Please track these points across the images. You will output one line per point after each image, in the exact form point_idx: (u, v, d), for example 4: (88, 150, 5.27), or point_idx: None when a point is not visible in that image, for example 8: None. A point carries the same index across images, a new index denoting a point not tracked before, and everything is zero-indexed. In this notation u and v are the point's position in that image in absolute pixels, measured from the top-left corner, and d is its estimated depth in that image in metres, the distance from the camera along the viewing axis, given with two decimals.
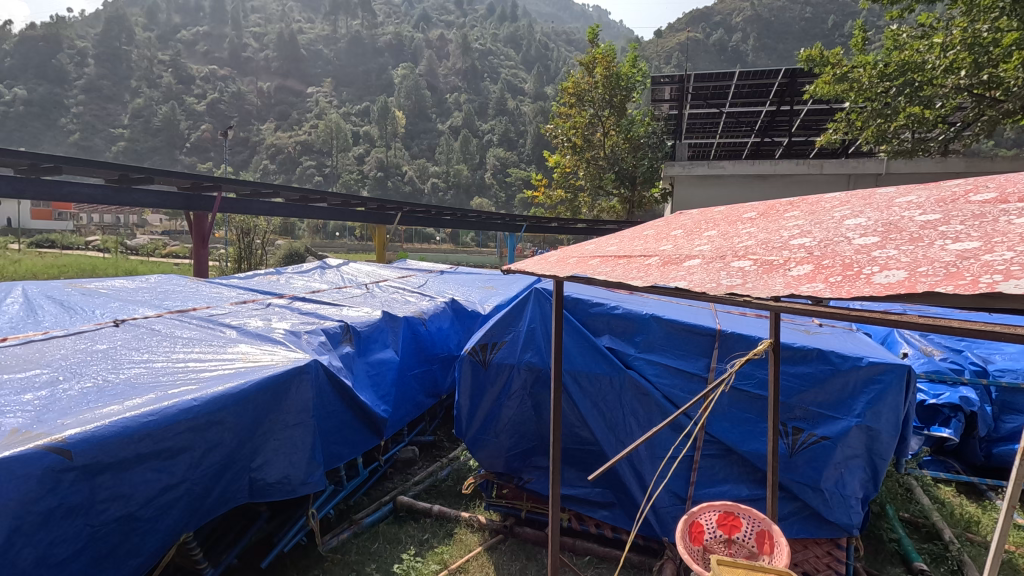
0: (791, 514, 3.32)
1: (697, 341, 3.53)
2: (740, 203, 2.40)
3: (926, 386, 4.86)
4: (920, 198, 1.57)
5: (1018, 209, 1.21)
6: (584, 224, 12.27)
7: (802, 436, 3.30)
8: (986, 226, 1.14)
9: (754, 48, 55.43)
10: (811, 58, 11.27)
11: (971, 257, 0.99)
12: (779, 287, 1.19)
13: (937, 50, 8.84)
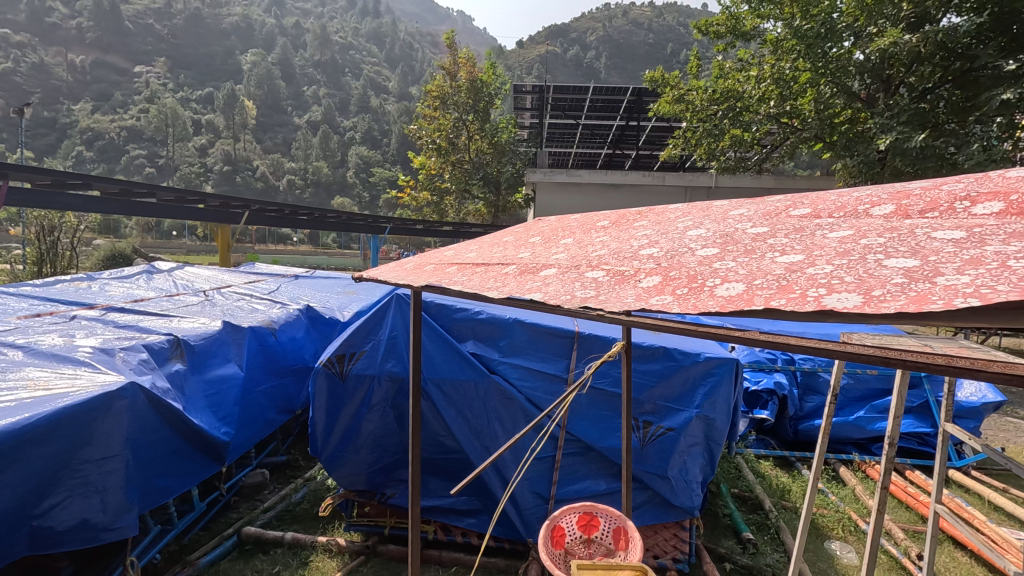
0: (644, 503, 3.53)
1: (557, 344, 3.64)
2: (594, 212, 2.49)
3: (748, 375, 5.54)
4: (750, 211, 1.72)
5: (827, 224, 1.37)
6: (451, 227, 12.18)
7: (652, 428, 3.53)
8: (805, 240, 1.26)
9: (605, 67, 60.11)
10: (654, 79, 12.38)
11: (798, 270, 1.08)
12: (631, 300, 1.20)
13: (753, 81, 10.39)
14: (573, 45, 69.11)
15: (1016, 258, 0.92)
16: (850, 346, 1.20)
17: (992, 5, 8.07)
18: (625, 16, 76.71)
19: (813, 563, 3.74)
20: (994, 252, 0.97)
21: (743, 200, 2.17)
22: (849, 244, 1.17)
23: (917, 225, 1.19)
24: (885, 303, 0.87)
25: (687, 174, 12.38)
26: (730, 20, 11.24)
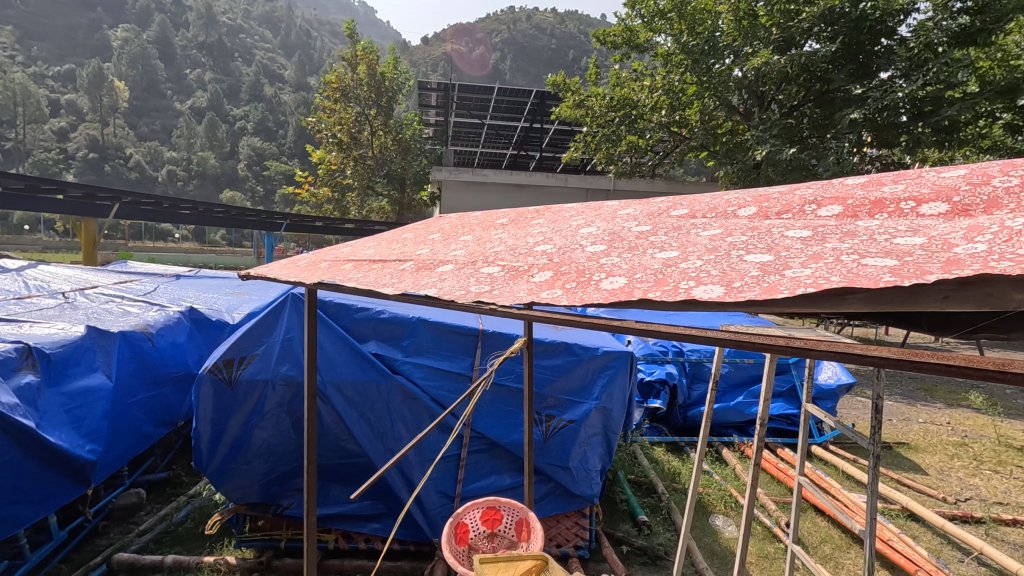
0: (547, 494, 3.64)
1: (461, 342, 3.64)
2: (495, 210, 2.52)
3: (643, 367, 5.88)
4: (636, 211, 1.83)
5: (701, 223, 1.50)
6: (352, 224, 11.66)
7: (554, 422, 3.65)
8: (681, 238, 1.37)
9: (510, 69, 61.00)
10: (557, 83, 12.76)
11: (673, 265, 1.17)
12: (523, 294, 1.24)
13: (647, 90, 11.04)
14: (478, 46, 69.40)
15: (847, 253, 1.07)
16: (719, 333, 1.32)
17: (843, 35, 9.21)
18: (529, 20, 78.30)
19: (700, 539, 4.05)
20: (832, 248, 1.11)
21: (631, 202, 2.30)
22: (717, 241, 1.28)
23: (774, 225, 1.33)
24: (743, 293, 0.97)
25: (588, 177, 12.89)
26: (626, 32, 11.88)
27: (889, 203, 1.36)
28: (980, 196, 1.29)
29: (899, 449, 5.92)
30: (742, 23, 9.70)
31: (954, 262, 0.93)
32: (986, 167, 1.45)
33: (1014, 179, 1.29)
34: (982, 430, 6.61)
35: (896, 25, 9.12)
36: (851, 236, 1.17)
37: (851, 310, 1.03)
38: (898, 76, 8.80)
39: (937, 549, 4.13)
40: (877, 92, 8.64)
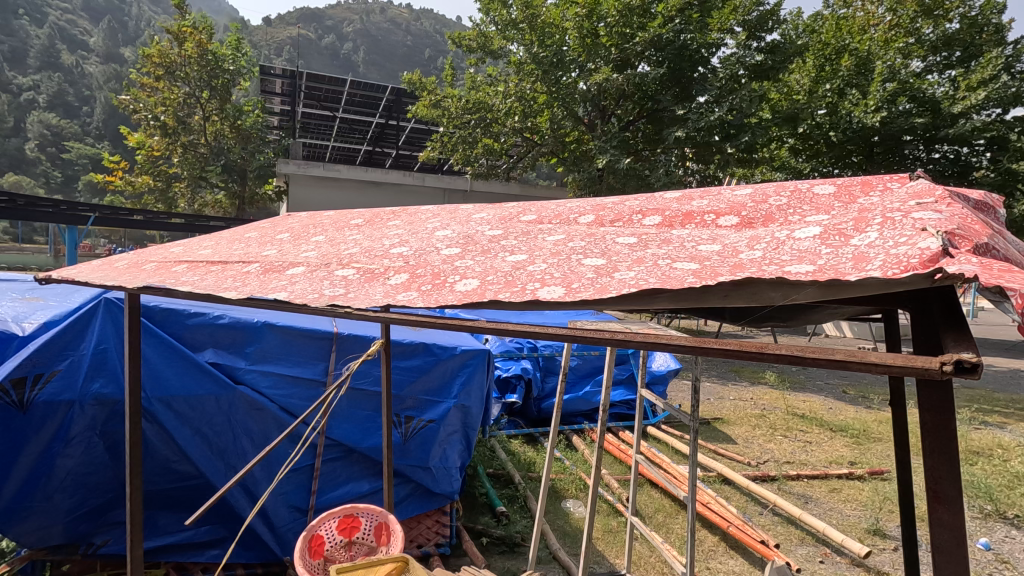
0: (406, 496, 3.62)
1: (313, 347, 3.45)
2: (349, 210, 2.45)
3: (500, 364, 6.11)
4: (489, 215, 1.91)
5: (547, 229, 1.62)
6: (182, 220, 10.20)
7: (413, 423, 3.64)
8: (530, 242, 1.47)
9: (364, 62, 58.96)
10: (413, 82, 12.70)
11: (521, 268, 1.27)
12: (379, 297, 1.25)
13: (501, 96, 11.37)
14: (328, 33, 65.81)
15: (663, 258, 1.24)
16: (562, 329, 1.46)
17: (668, 61, 10.42)
18: (383, 13, 76.41)
19: (553, 523, 4.32)
20: (652, 253, 1.29)
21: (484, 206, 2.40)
22: (560, 247, 1.41)
23: (608, 231, 1.49)
24: (579, 293, 1.10)
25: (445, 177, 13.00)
26: (480, 38, 12.22)
27: (697, 214, 1.59)
28: (762, 211, 1.58)
29: (715, 423, 6.86)
30: (586, 41, 10.46)
31: (738, 267, 1.15)
32: (766, 185, 1.77)
33: (784, 198, 1.60)
34: (776, 402, 7.93)
35: (709, 56, 10.55)
36: (668, 244, 1.36)
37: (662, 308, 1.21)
38: (711, 102, 10.20)
39: (743, 505, 4.89)
40: (695, 114, 9.99)
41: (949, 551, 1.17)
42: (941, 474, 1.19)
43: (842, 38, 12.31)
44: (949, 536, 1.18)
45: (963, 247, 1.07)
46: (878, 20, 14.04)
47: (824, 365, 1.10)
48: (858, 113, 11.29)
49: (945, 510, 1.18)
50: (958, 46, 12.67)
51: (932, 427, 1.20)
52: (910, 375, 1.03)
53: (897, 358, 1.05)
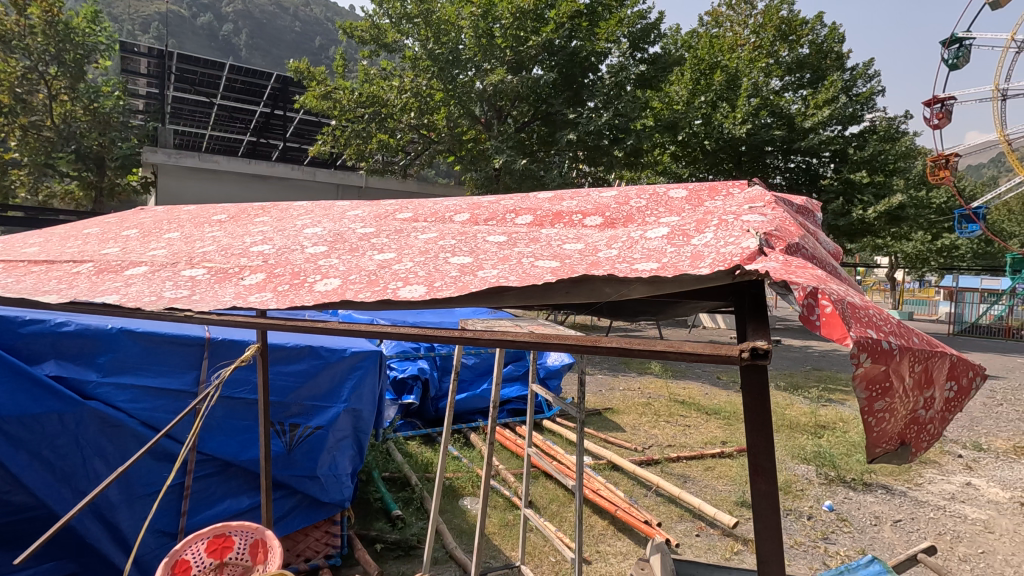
0: (292, 509, 3.43)
1: (182, 354, 3.12)
2: (211, 206, 2.26)
3: (396, 364, 6.03)
4: (363, 213, 1.88)
5: (420, 227, 1.65)
6: (23, 212, 8.85)
7: (298, 430, 3.46)
8: (400, 240, 1.51)
9: (247, 45, 54.87)
10: (300, 70, 12.02)
11: (386, 268, 1.32)
12: (229, 298, 1.27)
13: (396, 91, 11.11)
14: (204, 11, 60.39)
15: (526, 256, 1.33)
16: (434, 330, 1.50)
17: (560, 66, 10.89)
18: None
19: (450, 522, 4.30)
20: (518, 252, 1.37)
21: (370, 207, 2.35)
22: (430, 245, 1.47)
23: (480, 230, 1.55)
24: (440, 291, 1.17)
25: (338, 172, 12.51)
26: (373, 29, 11.87)
27: (566, 214, 1.69)
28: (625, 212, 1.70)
29: (606, 413, 7.23)
30: (481, 41, 10.58)
31: (592, 265, 1.26)
32: (633, 188, 1.91)
33: (646, 201, 1.73)
34: (659, 391, 8.52)
35: (598, 63, 11.07)
36: (534, 242, 1.44)
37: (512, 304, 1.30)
38: (600, 107, 10.70)
39: (630, 489, 5.20)
40: (585, 119, 10.48)
41: (766, 516, 1.37)
42: (758, 450, 1.38)
43: (714, 55, 13.48)
44: (767, 502, 1.38)
45: (773, 248, 1.27)
46: (744, 40, 15.53)
47: (649, 355, 1.29)
48: (728, 124, 12.49)
49: (763, 481, 1.37)
50: (808, 69, 14.38)
51: (751, 409, 1.39)
52: (719, 361, 1.26)
53: (710, 349, 1.26)
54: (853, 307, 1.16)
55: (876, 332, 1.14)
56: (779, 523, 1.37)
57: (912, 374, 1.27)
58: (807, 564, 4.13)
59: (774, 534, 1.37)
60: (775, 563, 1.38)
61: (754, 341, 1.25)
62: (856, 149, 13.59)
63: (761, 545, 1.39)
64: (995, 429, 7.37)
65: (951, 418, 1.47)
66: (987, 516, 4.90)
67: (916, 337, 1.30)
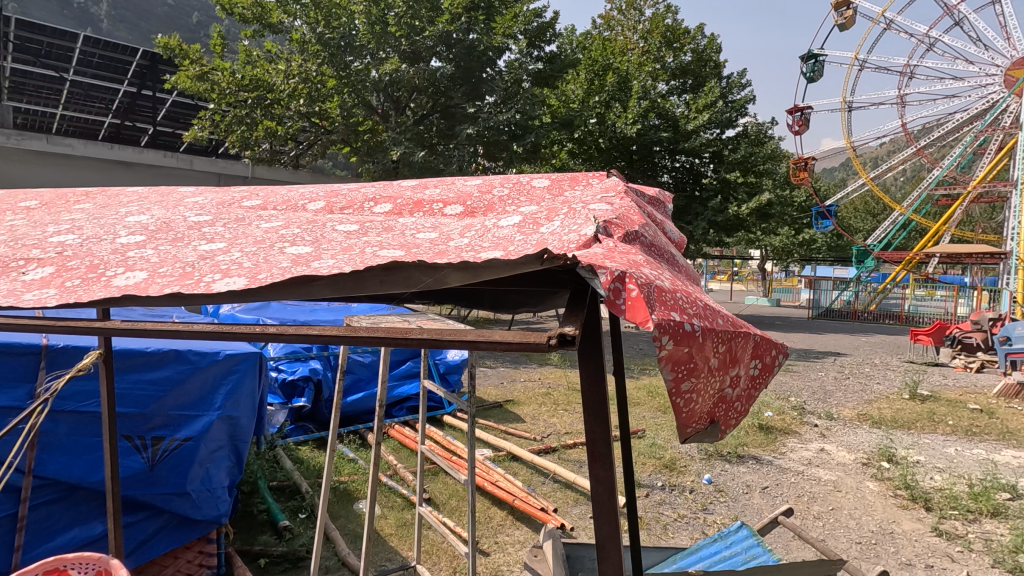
0: (158, 529, 3.12)
1: (13, 365, 2.72)
2: (20, 189, 2.13)
3: (285, 366, 5.70)
4: (205, 200, 1.97)
5: (266, 216, 1.75)
6: None
7: (163, 444, 3.15)
8: (235, 230, 1.61)
9: (108, 15, 48.81)
10: (170, 47, 10.87)
11: (209, 258, 1.41)
12: (10, 294, 1.31)
13: (282, 75, 10.44)
14: None
15: (371, 246, 1.40)
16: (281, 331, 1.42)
17: (457, 59, 10.56)
18: None
19: (343, 528, 4.12)
20: (363, 241, 1.44)
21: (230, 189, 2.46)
22: (269, 235, 1.54)
23: (329, 220, 1.66)
24: (259, 279, 1.27)
25: (219, 161, 11.59)
26: (256, 7, 11.01)
27: (428, 204, 1.83)
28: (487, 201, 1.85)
29: (506, 405, 7.32)
30: (375, 28, 10.26)
31: (437, 253, 1.37)
32: (498, 179, 2.06)
33: (508, 189, 1.93)
34: (558, 380, 8.78)
35: (496, 59, 11.09)
36: (387, 231, 1.52)
37: (320, 293, 1.38)
38: (499, 102, 10.78)
39: (530, 478, 5.30)
40: (484, 114, 10.50)
41: (603, 501, 1.37)
42: (596, 438, 1.36)
43: (606, 57, 14.14)
44: (604, 486, 1.39)
45: (611, 235, 1.45)
46: (634, 45, 16.39)
47: (463, 346, 1.29)
48: (620, 124, 13.26)
49: (600, 467, 1.37)
50: (690, 75, 15.44)
51: (588, 398, 1.36)
52: (529, 350, 1.29)
53: (519, 341, 1.29)
54: (659, 291, 1.26)
55: (680, 315, 1.24)
56: (616, 506, 1.39)
57: (717, 354, 1.38)
58: (688, 535, 4.45)
59: (610, 518, 1.38)
60: (611, 546, 1.40)
61: (563, 328, 1.30)
62: (732, 151, 14.84)
63: (599, 528, 1.41)
64: (843, 400, 8.39)
65: (758, 394, 1.63)
66: (836, 476, 5.56)
67: (723, 319, 1.41)
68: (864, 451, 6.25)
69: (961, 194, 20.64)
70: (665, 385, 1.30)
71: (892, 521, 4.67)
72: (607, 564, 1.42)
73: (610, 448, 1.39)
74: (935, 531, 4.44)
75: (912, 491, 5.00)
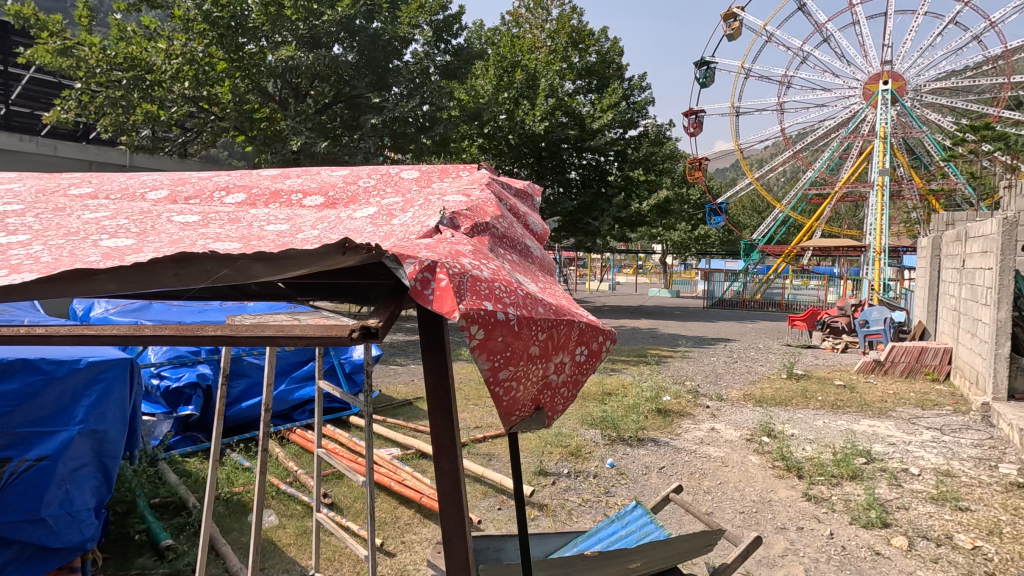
0: (8, 562, 2.76)
1: None
2: None
3: (169, 372, 5.23)
4: (25, 186, 2.02)
5: (91, 206, 1.84)
6: None
7: (10, 466, 2.81)
8: (49, 220, 1.65)
9: None
10: (23, 15, 9.58)
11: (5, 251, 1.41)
12: None
13: (163, 54, 9.54)
14: None
15: (203, 241, 1.50)
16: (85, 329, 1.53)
17: (361, 47, 10.37)
18: None
19: (234, 542, 3.85)
20: (196, 235, 1.55)
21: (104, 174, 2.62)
22: (84, 227, 1.59)
23: (168, 211, 1.79)
24: (54, 270, 1.30)
25: (90, 148, 10.47)
26: None
27: (285, 196, 2.11)
28: (350, 191, 2.19)
29: (416, 402, 7.21)
30: (269, 10, 9.70)
31: (277, 240, 1.54)
32: (366, 170, 2.42)
33: (374, 180, 2.29)
34: (469, 375, 8.79)
35: (402, 49, 10.83)
36: (233, 223, 1.71)
37: (107, 289, 1.39)
38: (406, 94, 10.53)
39: None
40: (391, 104, 10.21)
41: (448, 491, 1.61)
42: (442, 436, 1.60)
43: (514, 55, 14.41)
44: (450, 481, 1.62)
45: (458, 226, 1.74)
46: (541, 44, 16.69)
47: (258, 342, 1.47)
48: (529, 120, 13.49)
49: (445, 462, 1.62)
50: (595, 76, 15.98)
51: (433, 398, 1.59)
52: (332, 343, 1.45)
53: (317, 335, 1.45)
54: (472, 282, 1.40)
55: (492, 305, 1.38)
56: (460, 499, 1.63)
57: (537, 343, 1.49)
58: (591, 518, 4.62)
59: (455, 511, 1.62)
60: (457, 539, 1.64)
61: (367, 324, 1.47)
62: (634, 150, 15.57)
63: (446, 520, 1.63)
64: (731, 382, 9.12)
65: (586, 378, 1.69)
66: (724, 453, 6.02)
67: (544, 307, 1.53)
68: (748, 428, 6.82)
69: (829, 193, 23.09)
70: (481, 374, 1.42)
71: (770, 490, 5.14)
72: (454, 554, 1.65)
73: (454, 443, 1.63)
74: (805, 496, 4.93)
75: (787, 461, 5.53)
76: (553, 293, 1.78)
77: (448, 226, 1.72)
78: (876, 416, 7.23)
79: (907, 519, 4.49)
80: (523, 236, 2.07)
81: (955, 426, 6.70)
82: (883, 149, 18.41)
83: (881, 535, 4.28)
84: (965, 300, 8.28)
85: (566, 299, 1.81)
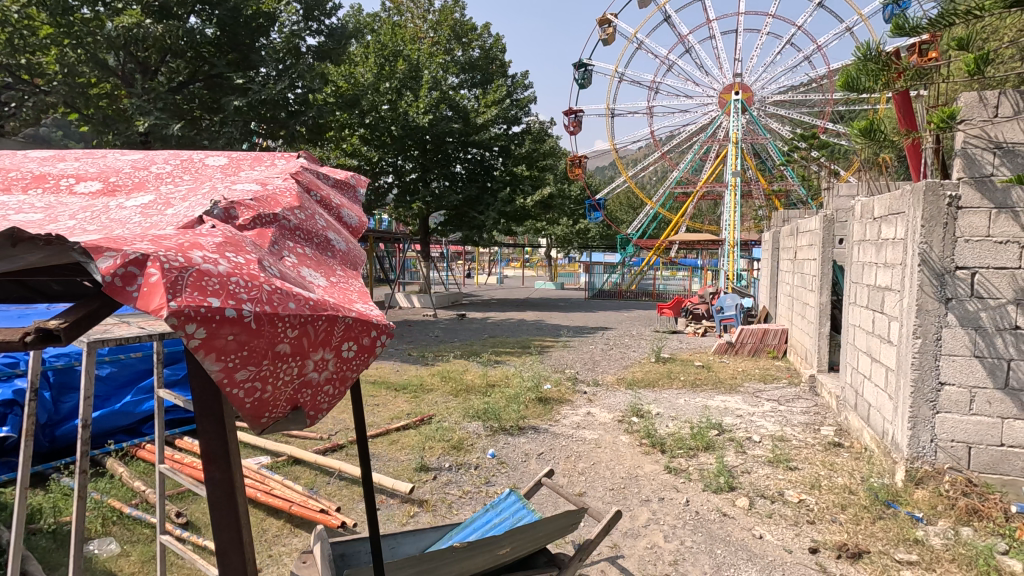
0: None
1: None
2: None
3: None
4: None
5: None
6: None
7: None
8: None
9: None
10: None
11: None
12: None
13: None
14: None
15: None
16: None
17: (223, 22, 9.52)
18: None
19: None
20: None
21: None
22: None
23: None
24: None
25: None
26: None
27: (58, 181, 1.96)
28: (138, 178, 2.05)
29: None
30: None
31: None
32: (164, 157, 2.29)
33: (171, 166, 2.17)
34: None
35: (268, 27, 10.13)
36: None
37: None
38: (274, 76, 9.78)
39: (313, 480, 5.01)
40: (257, 85, 9.41)
41: (218, 499, 1.86)
42: (211, 450, 1.85)
43: (395, 44, 14.20)
44: (222, 490, 1.87)
45: (225, 219, 1.68)
46: (424, 34, 16.52)
47: None
48: (412, 113, 13.40)
49: (216, 473, 1.86)
50: (478, 71, 16.04)
51: (202, 415, 1.83)
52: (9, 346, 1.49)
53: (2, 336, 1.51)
54: (196, 277, 1.33)
55: (220, 301, 1.32)
56: (232, 508, 1.88)
57: (287, 339, 1.43)
58: (470, 509, 4.66)
59: (227, 519, 1.87)
60: (231, 549, 1.87)
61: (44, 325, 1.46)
62: (517, 146, 15.91)
63: (220, 532, 1.87)
64: (607, 368, 9.70)
65: (356, 375, 1.62)
66: (598, 435, 6.38)
67: (297, 302, 1.46)
68: (619, 410, 7.29)
69: (692, 192, 25.35)
70: (213, 376, 1.34)
71: (638, 466, 5.54)
72: (228, 560, 1.88)
73: (225, 454, 1.87)
74: (667, 468, 5.39)
75: (652, 439, 6.00)
76: (336, 288, 1.72)
77: (216, 218, 1.67)
78: (728, 392, 8.09)
79: (749, 481, 5.07)
80: (325, 229, 2.02)
81: (789, 397, 7.70)
82: (735, 153, 20.50)
83: (728, 498, 4.79)
84: (797, 286, 9.50)
85: (355, 295, 1.76)
